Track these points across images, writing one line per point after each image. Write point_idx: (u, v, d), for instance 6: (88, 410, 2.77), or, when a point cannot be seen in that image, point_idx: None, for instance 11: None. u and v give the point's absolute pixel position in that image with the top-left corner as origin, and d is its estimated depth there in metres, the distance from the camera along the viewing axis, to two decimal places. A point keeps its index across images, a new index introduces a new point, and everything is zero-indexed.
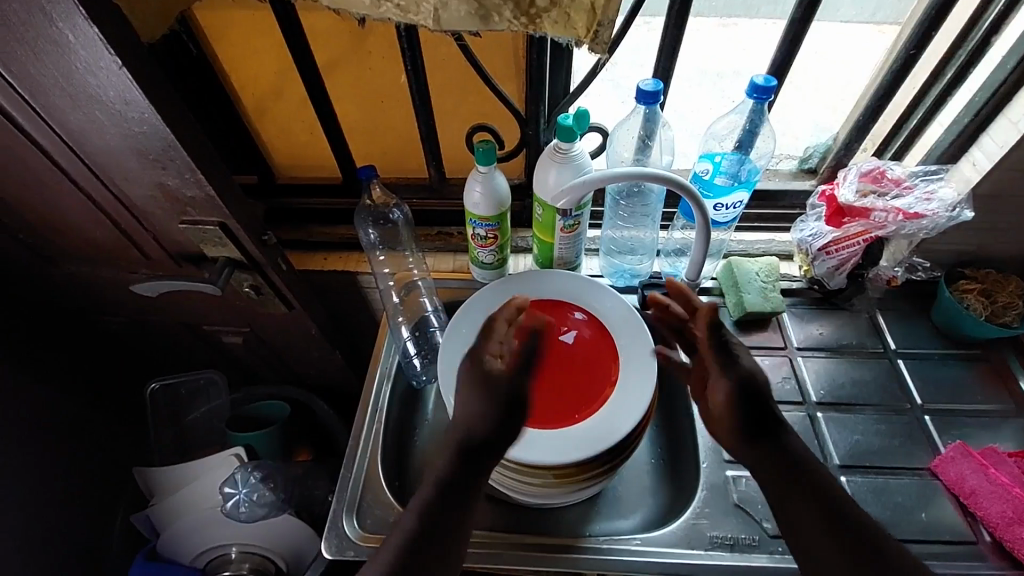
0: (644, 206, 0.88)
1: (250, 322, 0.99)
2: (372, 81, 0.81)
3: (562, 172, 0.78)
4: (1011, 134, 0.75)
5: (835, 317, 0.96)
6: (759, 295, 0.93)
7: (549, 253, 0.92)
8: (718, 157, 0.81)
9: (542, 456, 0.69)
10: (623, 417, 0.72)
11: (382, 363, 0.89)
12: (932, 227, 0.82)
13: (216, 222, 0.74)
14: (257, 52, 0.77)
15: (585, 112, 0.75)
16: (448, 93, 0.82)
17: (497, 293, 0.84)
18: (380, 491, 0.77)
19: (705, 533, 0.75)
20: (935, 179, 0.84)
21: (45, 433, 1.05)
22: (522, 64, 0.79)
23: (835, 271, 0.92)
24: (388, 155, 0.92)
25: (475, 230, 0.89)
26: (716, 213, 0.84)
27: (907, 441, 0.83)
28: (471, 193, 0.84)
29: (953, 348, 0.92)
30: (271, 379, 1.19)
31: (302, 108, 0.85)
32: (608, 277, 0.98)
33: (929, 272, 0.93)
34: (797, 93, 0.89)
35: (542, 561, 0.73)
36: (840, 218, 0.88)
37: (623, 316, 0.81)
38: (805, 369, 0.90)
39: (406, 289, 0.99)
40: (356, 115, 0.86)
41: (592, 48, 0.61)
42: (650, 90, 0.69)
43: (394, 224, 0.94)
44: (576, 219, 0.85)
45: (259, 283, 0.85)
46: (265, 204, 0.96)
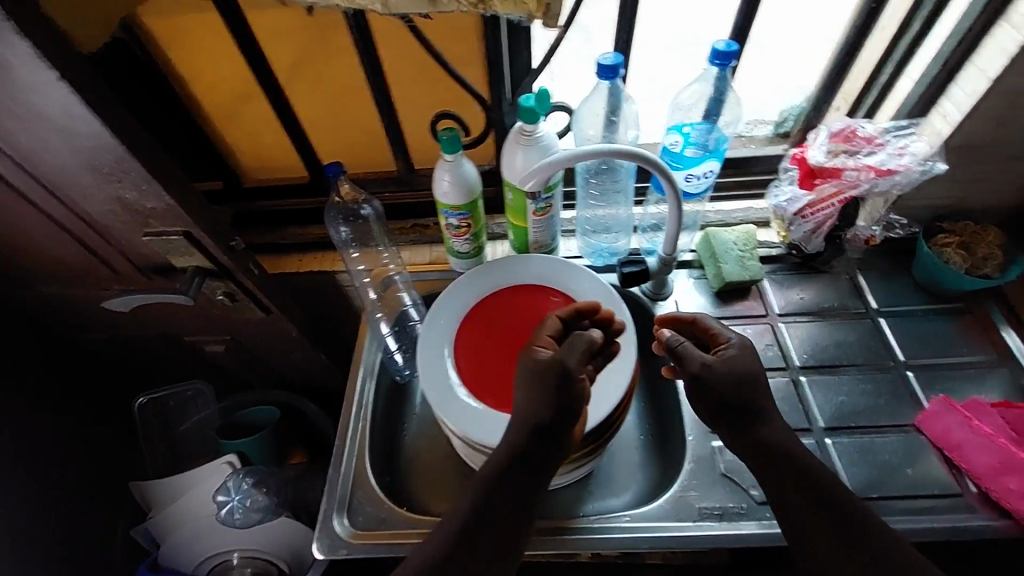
0: (614, 182, 0.87)
1: (231, 329, 0.98)
2: (330, 75, 0.78)
3: (529, 154, 0.77)
4: (980, 83, 0.73)
5: (816, 281, 0.95)
6: (737, 265, 0.93)
7: (524, 237, 0.91)
8: (686, 128, 0.79)
9: None
10: (604, 398, 0.72)
11: (363, 362, 0.88)
12: (906, 182, 0.81)
13: (180, 232, 0.73)
14: (208, 55, 0.75)
15: (545, 91, 0.73)
16: (407, 81, 0.79)
17: (475, 283, 0.84)
18: (370, 487, 0.77)
19: (694, 504, 0.75)
20: (907, 134, 0.83)
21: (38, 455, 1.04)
22: (481, 48, 0.76)
23: (812, 234, 0.91)
24: (353, 150, 0.90)
25: (447, 220, 0.89)
26: (687, 184, 0.83)
27: (892, 399, 0.83)
28: (440, 182, 0.84)
29: (935, 302, 0.92)
30: (260, 385, 1.19)
31: (260, 109, 0.82)
32: (587, 257, 0.97)
33: (907, 229, 0.93)
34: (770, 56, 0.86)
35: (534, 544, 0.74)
36: (812, 180, 0.87)
37: (601, 295, 0.81)
38: (788, 334, 0.90)
39: (383, 285, 0.96)
40: (316, 111, 0.84)
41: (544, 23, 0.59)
42: (609, 64, 0.68)
43: (365, 220, 0.93)
44: (546, 202, 0.84)
45: (232, 290, 0.84)
46: (235, 209, 0.95)
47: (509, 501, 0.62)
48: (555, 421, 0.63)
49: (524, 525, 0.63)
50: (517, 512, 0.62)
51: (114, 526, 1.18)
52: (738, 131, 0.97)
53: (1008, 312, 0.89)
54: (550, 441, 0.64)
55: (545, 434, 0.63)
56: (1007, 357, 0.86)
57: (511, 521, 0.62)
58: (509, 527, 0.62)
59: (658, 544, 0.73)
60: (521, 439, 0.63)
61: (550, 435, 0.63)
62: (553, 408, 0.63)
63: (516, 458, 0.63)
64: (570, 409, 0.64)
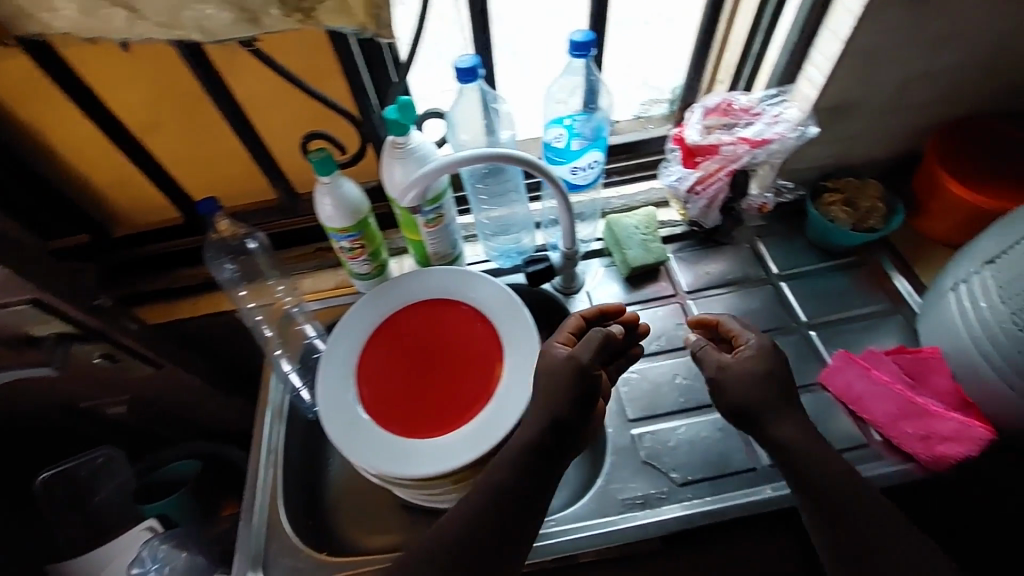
0: (503, 183, 0.85)
1: (128, 389, 0.91)
2: (178, 107, 0.73)
3: (406, 167, 0.74)
4: (835, 45, 0.74)
5: (720, 254, 0.96)
6: (641, 249, 0.93)
7: (422, 250, 0.88)
8: (567, 120, 0.78)
9: (433, 466, 0.67)
10: (511, 408, 0.70)
11: (269, 404, 0.83)
12: (783, 149, 0.82)
13: (27, 300, 0.65)
14: (34, 103, 0.68)
15: (408, 101, 0.70)
16: (265, 105, 0.75)
17: (373, 307, 0.81)
18: (286, 537, 0.74)
19: (617, 496, 0.75)
20: (779, 102, 0.84)
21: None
22: (334, 62, 0.72)
23: (708, 209, 0.92)
24: (223, 180, 0.84)
25: (339, 243, 0.84)
26: (574, 176, 0.81)
27: (797, 360, 0.85)
28: (322, 207, 0.79)
29: (831, 259, 0.94)
30: (178, 439, 1.12)
31: (108, 150, 0.76)
32: (495, 259, 0.95)
33: (795, 192, 0.95)
34: (654, 34, 0.87)
35: None
36: (693, 159, 0.88)
37: (502, 300, 0.79)
38: (697, 312, 0.91)
39: (283, 320, 0.92)
40: (174, 145, 0.78)
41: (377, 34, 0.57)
42: (466, 67, 0.64)
43: (252, 254, 0.88)
44: (436, 213, 0.81)
45: (111, 350, 0.78)
46: (110, 260, 0.88)
47: (524, 498, 0.60)
48: (573, 416, 0.62)
49: (534, 530, 0.61)
50: (523, 514, 0.60)
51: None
52: (636, 112, 0.98)
53: (898, 260, 0.92)
54: (565, 437, 0.62)
55: (561, 430, 0.62)
56: (900, 303, 0.89)
57: (516, 525, 0.60)
58: (514, 531, 0.59)
59: (585, 544, 0.72)
60: (537, 432, 0.62)
61: (564, 431, 0.62)
62: (569, 402, 0.62)
63: (534, 448, 0.62)
64: (588, 404, 0.63)
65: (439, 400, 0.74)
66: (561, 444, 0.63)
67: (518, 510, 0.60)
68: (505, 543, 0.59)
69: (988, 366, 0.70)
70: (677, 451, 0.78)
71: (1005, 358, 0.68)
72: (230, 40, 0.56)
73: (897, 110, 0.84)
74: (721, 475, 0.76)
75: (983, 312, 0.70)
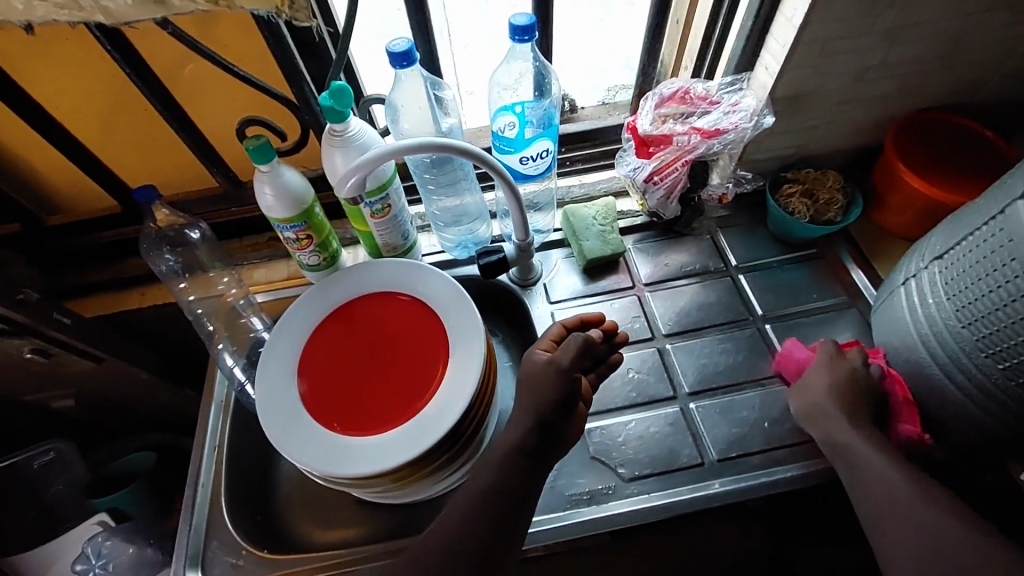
0: (453, 172, 0.83)
1: (72, 383, 0.89)
2: (102, 91, 0.70)
3: (347, 156, 0.71)
4: (789, 31, 0.72)
5: (680, 245, 0.95)
6: (598, 240, 0.91)
7: (372, 241, 0.85)
8: (518, 107, 0.75)
9: (370, 464, 0.66)
10: (451, 404, 0.68)
11: (213, 400, 0.82)
12: (739, 138, 0.81)
13: None
14: None
15: (341, 87, 0.66)
16: (198, 90, 0.72)
17: (316, 300, 0.78)
18: (226, 534, 0.73)
19: (564, 492, 0.74)
20: (736, 91, 0.82)
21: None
22: (264, 46, 0.69)
23: (667, 199, 0.90)
24: (162, 167, 0.82)
25: (285, 234, 0.81)
26: (524, 166, 0.79)
27: (751, 354, 0.84)
28: (263, 196, 0.76)
29: (791, 252, 0.93)
30: (134, 431, 1.10)
31: (32, 135, 0.73)
32: (450, 249, 0.92)
33: (755, 183, 0.93)
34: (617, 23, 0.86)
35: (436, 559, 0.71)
36: (646, 149, 0.85)
37: (447, 292, 0.77)
38: (654, 304, 0.90)
39: (232, 314, 0.89)
40: (104, 131, 0.75)
41: (293, 16, 0.57)
42: (400, 51, 0.62)
43: (194, 246, 0.85)
44: (382, 203, 0.78)
45: (41, 344, 0.76)
46: (47, 250, 0.85)
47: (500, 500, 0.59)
48: (557, 417, 0.60)
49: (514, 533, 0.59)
50: (503, 515, 0.58)
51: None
52: (603, 97, 0.96)
53: (857, 253, 0.91)
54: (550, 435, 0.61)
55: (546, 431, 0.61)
56: (857, 296, 0.88)
57: (506, 526, 0.58)
58: (497, 532, 0.58)
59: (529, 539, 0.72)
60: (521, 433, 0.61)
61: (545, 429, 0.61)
62: (552, 404, 0.60)
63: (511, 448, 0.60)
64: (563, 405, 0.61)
65: (381, 397, 0.72)
66: (548, 445, 0.61)
67: (510, 512, 0.59)
68: (495, 543, 0.58)
69: (934, 362, 0.70)
70: (627, 446, 0.77)
71: (950, 354, 0.67)
72: (137, 22, 0.54)
73: (856, 101, 0.82)
74: (670, 469, 0.75)
75: (931, 308, 0.69)
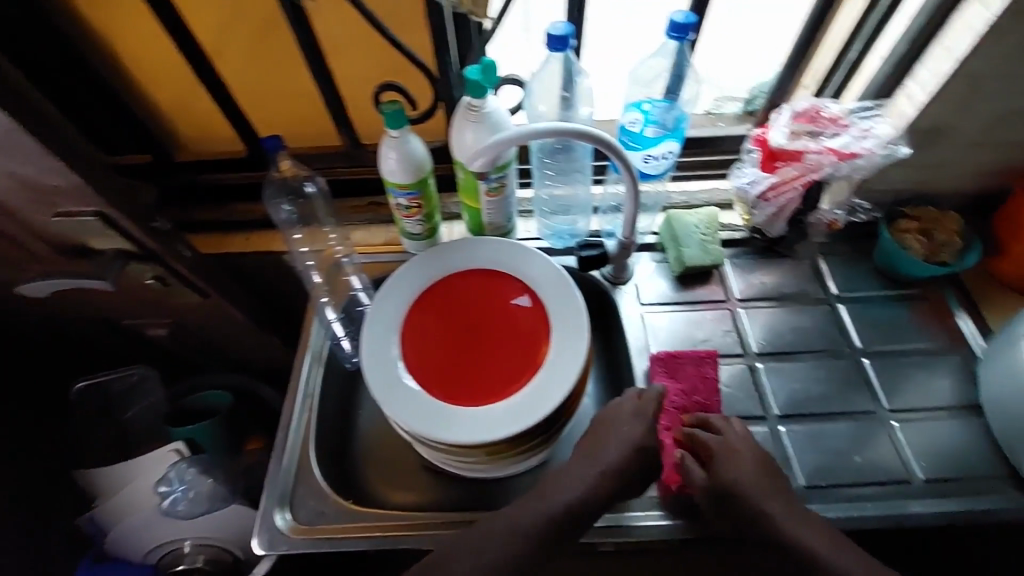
0: (572, 162, 0.83)
1: (170, 314, 0.91)
2: (259, 37, 0.73)
3: (478, 132, 0.72)
4: (946, 62, 0.70)
5: (777, 266, 0.93)
6: (699, 249, 0.89)
7: (478, 219, 0.86)
8: (645, 105, 0.76)
9: (469, 436, 0.67)
10: (549, 391, 0.69)
11: (309, 348, 0.84)
12: (868, 166, 0.79)
13: (93, 213, 0.65)
14: (126, 19, 0.69)
15: (491, 64, 0.67)
16: (345, 52, 0.75)
17: (423, 269, 0.79)
18: (313, 481, 0.75)
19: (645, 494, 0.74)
20: (872, 116, 0.80)
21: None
22: (419, 11, 0.70)
23: (775, 217, 0.88)
24: (292, 123, 0.85)
25: (397, 200, 0.83)
26: (645, 165, 0.78)
27: (846, 385, 0.83)
28: (386, 159, 0.77)
29: (893, 289, 0.90)
30: (213, 369, 1.13)
31: (185, 76, 0.77)
32: (547, 239, 0.93)
33: (870, 213, 0.91)
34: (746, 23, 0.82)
35: None
36: (773, 163, 0.84)
37: (554, 278, 0.77)
38: (767, 380, 0.83)
39: (331, 268, 0.93)
40: (248, 78, 0.78)
41: (472, 11, 0.58)
42: (560, 34, 0.63)
43: (309, 198, 0.89)
44: (499, 181, 0.79)
45: (162, 273, 0.78)
46: (171, 183, 0.89)
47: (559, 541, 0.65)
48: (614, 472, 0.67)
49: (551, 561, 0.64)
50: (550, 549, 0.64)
51: (51, 525, 1.04)
52: (708, 107, 0.94)
53: (965, 300, 0.88)
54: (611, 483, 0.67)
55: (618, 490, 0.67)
56: (960, 343, 0.86)
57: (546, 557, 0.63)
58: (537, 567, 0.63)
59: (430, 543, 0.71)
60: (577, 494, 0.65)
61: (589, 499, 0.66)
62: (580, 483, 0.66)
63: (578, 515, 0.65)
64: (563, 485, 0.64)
65: (480, 374, 0.73)
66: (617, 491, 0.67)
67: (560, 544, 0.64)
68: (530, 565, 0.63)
69: None
70: None
71: None
72: None
73: (993, 143, 0.80)
74: None
75: None
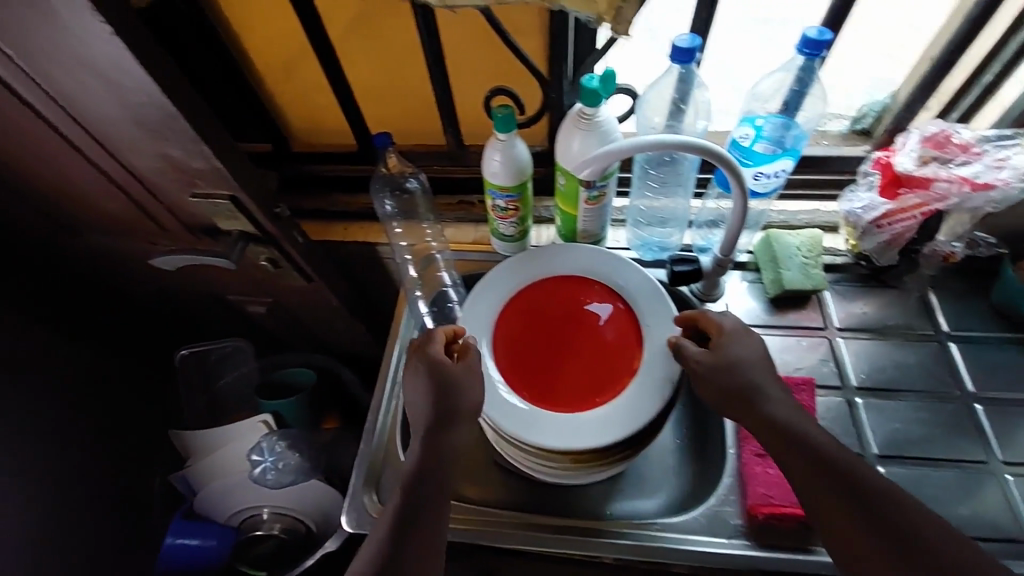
0: (676, 175, 0.82)
1: (271, 293, 0.97)
2: (384, 39, 0.76)
3: (586, 140, 0.72)
4: None
5: (881, 295, 0.88)
6: (800, 272, 0.86)
7: (572, 224, 0.86)
8: (759, 120, 0.73)
9: (559, 440, 0.69)
10: (643, 406, 0.69)
11: (399, 338, 0.87)
12: (1001, 199, 0.73)
13: (227, 197, 0.70)
14: (267, 20, 0.74)
15: (612, 73, 0.68)
16: (462, 57, 0.77)
17: (516, 271, 0.80)
18: (399, 467, 0.77)
19: (730, 520, 0.72)
20: (1010, 145, 0.74)
21: (69, 405, 1.02)
22: (543, 19, 0.71)
23: (887, 247, 0.84)
24: (402, 121, 0.88)
25: (494, 201, 0.84)
26: (755, 182, 0.76)
27: (953, 431, 0.77)
28: (490, 161, 0.79)
29: (1012, 331, 0.84)
30: (299, 348, 1.19)
31: (312, 73, 0.81)
32: (635, 249, 0.92)
33: (993, 248, 0.85)
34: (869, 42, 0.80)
35: (576, 543, 0.72)
36: (896, 189, 0.79)
37: (648, 291, 0.76)
38: (866, 417, 0.78)
39: (424, 262, 0.97)
40: (368, 77, 0.81)
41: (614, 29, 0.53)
42: (686, 47, 0.62)
43: (410, 193, 0.92)
44: (600, 190, 0.78)
45: (275, 256, 0.83)
46: (284, 172, 0.95)
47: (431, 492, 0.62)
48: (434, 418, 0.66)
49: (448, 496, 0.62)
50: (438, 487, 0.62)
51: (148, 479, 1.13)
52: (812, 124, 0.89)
53: None
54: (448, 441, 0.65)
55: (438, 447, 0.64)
56: None
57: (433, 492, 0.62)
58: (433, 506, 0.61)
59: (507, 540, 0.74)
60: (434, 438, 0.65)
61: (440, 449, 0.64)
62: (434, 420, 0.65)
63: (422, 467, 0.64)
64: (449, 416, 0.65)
65: (566, 379, 0.74)
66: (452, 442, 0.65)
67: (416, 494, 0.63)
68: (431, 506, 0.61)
69: None
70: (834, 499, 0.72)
71: None
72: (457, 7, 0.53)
73: None
74: None
75: None
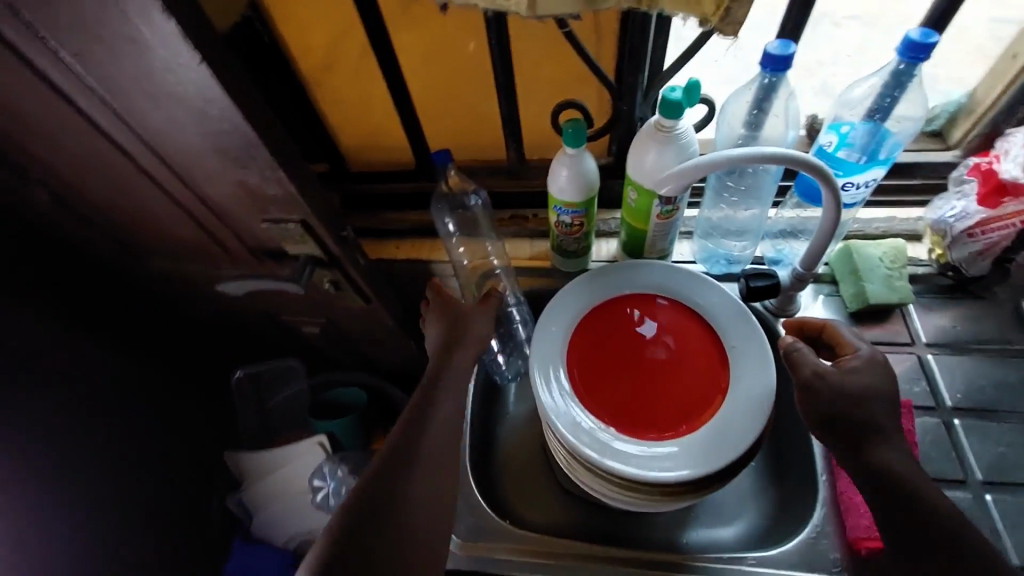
0: (755, 187, 0.78)
1: (327, 313, 0.95)
2: (451, 57, 0.74)
3: (663, 153, 0.69)
4: None
5: (971, 308, 0.83)
6: (883, 284, 0.82)
7: (640, 241, 0.83)
8: (845, 126, 0.70)
9: (647, 470, 0.64)
10: (736, 434, 0.65)
11: None
12: None
13: (298, 221, 0.68)
14: (333, 42, 0.72)
15: (696, 84, 0.65)
16: (530, 72, 0.75)
17: (588, 291, 0.77)
18: (471, 495, 0.75)
19: (829, 554, 0.68)
20: None
21: None
22: (620, 30, 0.68)
23: (979, 256, 0.80)
24: (462, 137, 0.86)
25: (559, 216, 0.81)
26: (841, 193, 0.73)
27: None
28: (557, 177, 0.75)
29: None
30: (348, 367, 1.17)
31: (375, 93, 0.79)
32: (702, 262, 0.90)
33: None
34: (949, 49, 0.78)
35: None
36: (999, 198, 0.74)
37: (731, 312, 0.74)
38: (966, 439, 0.74)
39: (483, 277, 0.94)
40: (431, 95, 0.79)
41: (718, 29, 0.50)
42: (779, 54, 0.59)
43: (471, 210, 0.90)
44: (674, 204, 0.75)
45: (338, 278, 0.81)
46: (340, 191, 0.93)
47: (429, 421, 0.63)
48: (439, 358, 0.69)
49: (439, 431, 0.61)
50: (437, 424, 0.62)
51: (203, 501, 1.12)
52: None
53: None
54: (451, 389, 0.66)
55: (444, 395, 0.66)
56: None
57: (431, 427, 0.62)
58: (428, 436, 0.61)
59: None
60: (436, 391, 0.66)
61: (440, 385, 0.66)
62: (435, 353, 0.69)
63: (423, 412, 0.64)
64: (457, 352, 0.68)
65: (645, 403, 0.70)
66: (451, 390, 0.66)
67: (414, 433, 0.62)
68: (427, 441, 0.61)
69: None
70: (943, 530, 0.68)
71: None
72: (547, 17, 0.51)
73: None
74: None
75: None
